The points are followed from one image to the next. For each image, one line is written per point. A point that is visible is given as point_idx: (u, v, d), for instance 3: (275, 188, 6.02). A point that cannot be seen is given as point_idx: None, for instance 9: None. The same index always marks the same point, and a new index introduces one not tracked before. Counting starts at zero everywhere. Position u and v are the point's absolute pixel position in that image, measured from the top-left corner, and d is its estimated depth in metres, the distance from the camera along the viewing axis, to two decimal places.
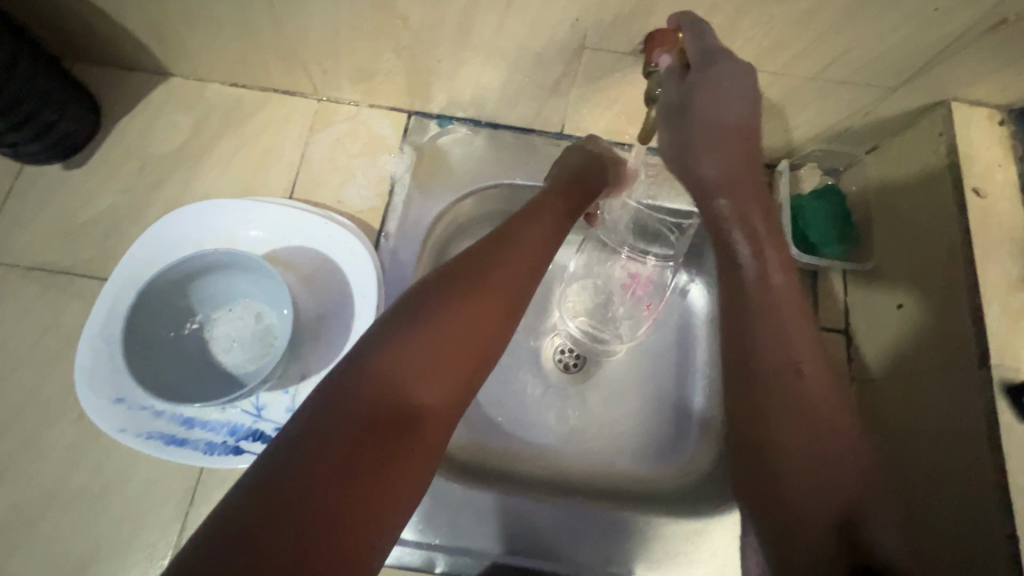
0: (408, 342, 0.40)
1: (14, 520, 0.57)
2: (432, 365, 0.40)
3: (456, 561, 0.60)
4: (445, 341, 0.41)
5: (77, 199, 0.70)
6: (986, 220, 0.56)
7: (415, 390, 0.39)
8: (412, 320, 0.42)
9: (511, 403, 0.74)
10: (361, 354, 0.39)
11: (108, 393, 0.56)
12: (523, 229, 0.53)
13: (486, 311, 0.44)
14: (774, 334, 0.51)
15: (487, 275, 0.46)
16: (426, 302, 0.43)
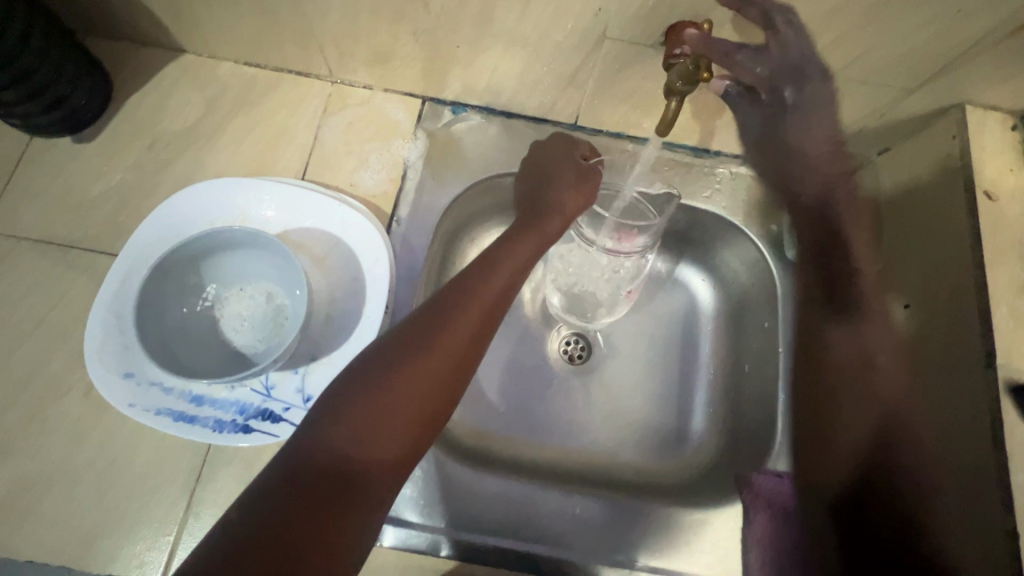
0: (360, 407, 0.44)
1: (19, 493, 0.56)
2: (377, 432, 0.44)
3: (462, 546, 0.60)
4: (388, 407, 0.45)
5: (85, 173, 0.69)
6: (997, 223, 0.56)
7: (366, 453, 0.43)
8: (359, 389, 0.45)
9: (516, 395, 0.75)
10: (311, 421, 0.43)
11: (118, 367, 0.56)
12: (482, 279, 0.55)
13: (431, 373, 0.47)
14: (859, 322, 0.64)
15: (433, 335, 0.49)
16: (374, 366, 0.46)
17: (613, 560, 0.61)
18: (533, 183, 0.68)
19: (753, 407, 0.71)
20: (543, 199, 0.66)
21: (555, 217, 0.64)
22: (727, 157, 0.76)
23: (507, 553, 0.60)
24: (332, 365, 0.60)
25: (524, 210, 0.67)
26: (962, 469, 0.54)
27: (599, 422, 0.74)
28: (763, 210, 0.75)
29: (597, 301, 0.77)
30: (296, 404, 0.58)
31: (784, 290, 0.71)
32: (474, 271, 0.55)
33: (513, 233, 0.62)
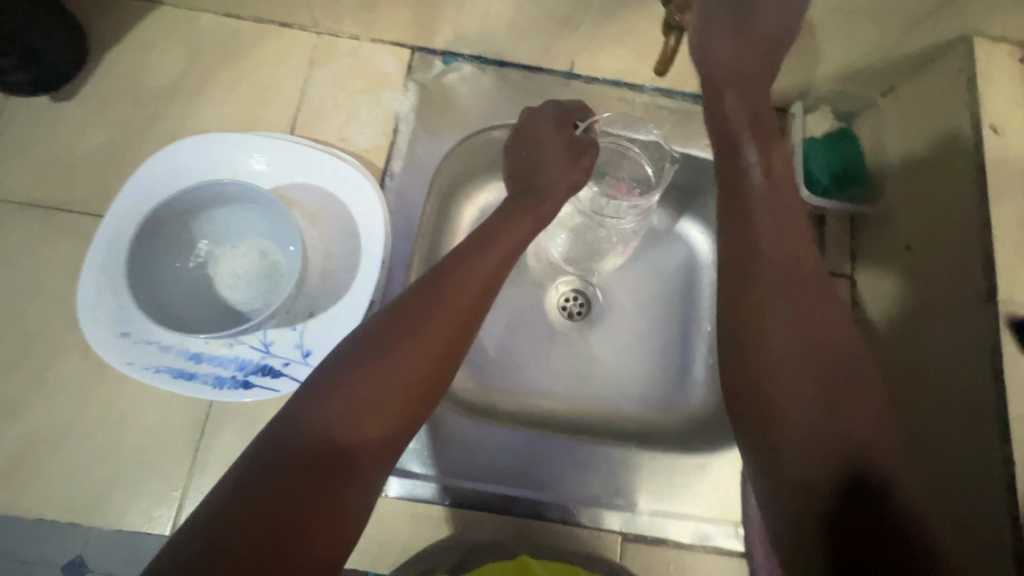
0: (352, 382, 0.44)
1: (27, 451, 0.57)
2: (372, 408, 0.43)
3: (468, 495, 0.61)
4: (383, 382, 0.44)
5: (68, 133, 0.67)
6: (1003, 156, 0.55)
7: (359, 427, 0.42)
8: (352, 364, 0.45)
9: (516, 350, 0.75)
10: (304, 395, 0.43)
11: (113, 326, 0.56)
12: (474, 255, 0.53)
13: (427, 349, 0.47)
14: (765, 240, 0.52)
15: (428, 311, 0.48)
16: (369, 343, 0.46)
17: (615, 503, 0.62)
18: (525, 156, 0.66)
19: None
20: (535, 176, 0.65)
21: (541, 203, 0.63)
22: None
23: (511, 501, 0.61)
24: (331, 321, 0.59)
25: (519, 188, 0.65)
26: (963, 405, 0.53)
27: (598, 377, 0.74)
28: None
29: (598, 259, 0.77)
30: (296, 359, 0.58)
31: None
32: (468, 247, 0.54)
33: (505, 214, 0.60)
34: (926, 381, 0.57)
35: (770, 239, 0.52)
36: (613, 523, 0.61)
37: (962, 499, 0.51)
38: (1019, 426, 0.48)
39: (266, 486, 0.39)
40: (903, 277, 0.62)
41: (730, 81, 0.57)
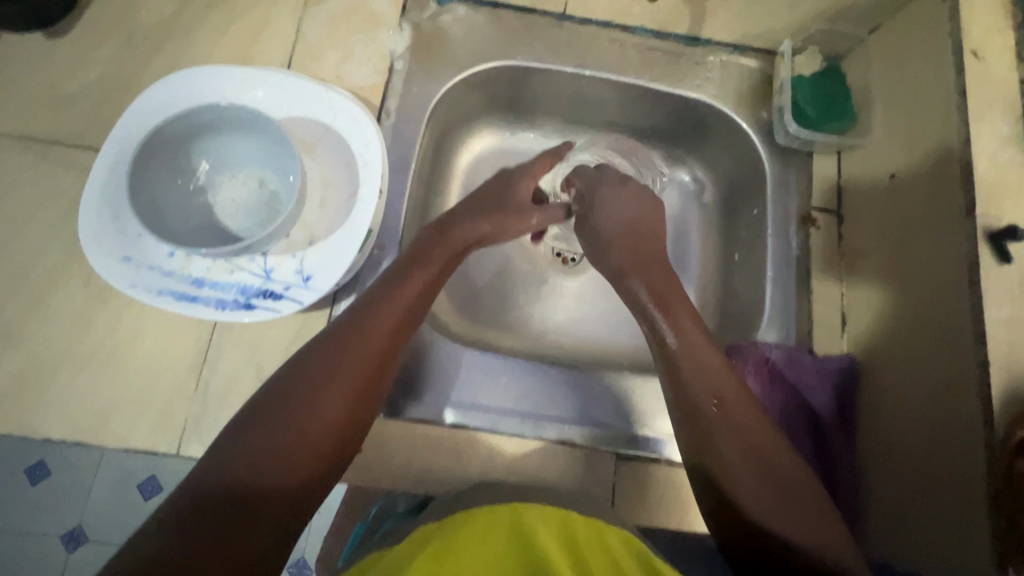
0: (266, 427, 0.41)
1: (30, 375, 0.58)
2: (292, 455, 0.41)
3: (467, 416, 0.62)
4: (302, 426, 0.42)
5: (62, 69, 0.67)
6: (983, 79, 0.56)
7: (276, 473, 0.40)
8: (270, 409, 0.43)
9: (511, 290, 0.77)
10: (220, 445, 0.41)
11: (115, 251, 0.56)
12: (398, 289, 0.52)
13: (347, 387, 0.44)
14: (697, 375, 0.51)
15: (347, 347, 0.46)
16: (281, 389, 0.43)
17: (609, 426, 0.64)
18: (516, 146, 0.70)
19: (742, 292, 0.74)
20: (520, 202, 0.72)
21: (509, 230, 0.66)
22: (717, 46, 0.76)
23: (511, 425, 0.63)
24: (330, 248, 0.60)
25: (466, 204, 0.63)
26: (940, 318, 0.54)
27: (590, 316, 0.77)
28: (753, 97, 0.75)
29: None
30: (297, 285, 0.59)
31: (773, 174, 0.73)
32: (387, 282, 0.53)
33: (423, 241, 0.58)
34: (907, 300, 0.59)
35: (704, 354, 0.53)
36: (606, 445, 0.63)
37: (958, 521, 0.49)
38: (993, 329, 0.49)
39: (193, 536, 0.36)
40: (886, 205, 0.64)
41: (623, 230, 0.64)
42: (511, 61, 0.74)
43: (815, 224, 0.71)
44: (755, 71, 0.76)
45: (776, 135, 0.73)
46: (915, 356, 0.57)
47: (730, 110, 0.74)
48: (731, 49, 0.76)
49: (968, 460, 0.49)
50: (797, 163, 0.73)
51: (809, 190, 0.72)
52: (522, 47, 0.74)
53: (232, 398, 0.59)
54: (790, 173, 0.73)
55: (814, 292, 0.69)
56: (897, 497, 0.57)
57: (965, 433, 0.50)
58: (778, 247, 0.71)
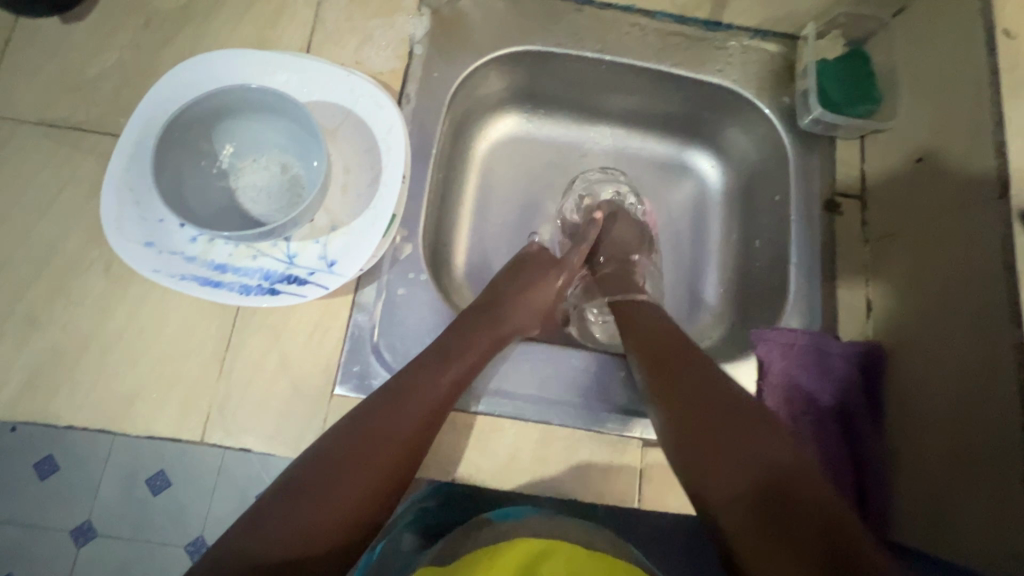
0: (292, 517, 0.43)
1: (53, 361, 0.57)
2: (305, 536, 0.43)
3: (495, 403, 0.62)
4: (320, 508, 0.44)
5: (79, 53, 0.66)
6: (1016, 59, 0.55)
7: (299, 564, 0.42)
8: (298, 496, 0.44)
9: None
10: (247, 530, 0.43)
11: (137, 236, 0.56)
12: (422, 379, 0.53)
13: (366, 479, 0.46)
14: (691, 390, 0.53)
15: (373, 438, 0.48)
16: (308, 475, 0.46)
17: (635, 412, 0.63)
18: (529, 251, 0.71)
19: (764, 279, 0.74)
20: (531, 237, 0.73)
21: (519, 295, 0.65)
22: (738, 31, 0.75)
23: (539, 413, 0.62)
24: (353, 233, 0.60)
25: (474, 305, 0.63)
26: (973, 301, 0.54)
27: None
28: (775, 82, 0.74)
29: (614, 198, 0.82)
30: (321, 270, 0.58)
31: (796, 159, 0.72)
32: (418, 367, 0.54)
33: (456, 323, 0.60)
34: (936, 284, 0.59)
35: (699, 380, 0.54)
36: (634, 429, 0.62)
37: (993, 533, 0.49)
38: None
39: None
40: (914, 189, 0.64)
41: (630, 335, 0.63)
42: (531, 46, 0.73)
43: (839, 210, 0.70)
44: (779, 55, 0.75)
45: (799, 120, 0.72)
46: (948, 341, 0.56)
47: (752, 96, 0.74)
48: (752, 34, 0.75)
49: (998, 456, 0.49)
50: (821, 148, 0.72)
51: (832, 175, 0.71)
52: (542, 32, 0.73)
53: (256, 385, 0.58)
54: (813, 158, 0.72)
55: (839, 278, 0.68)
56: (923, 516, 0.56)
57: (990, 430, 0.50)
58: (803, 233, 0.70)
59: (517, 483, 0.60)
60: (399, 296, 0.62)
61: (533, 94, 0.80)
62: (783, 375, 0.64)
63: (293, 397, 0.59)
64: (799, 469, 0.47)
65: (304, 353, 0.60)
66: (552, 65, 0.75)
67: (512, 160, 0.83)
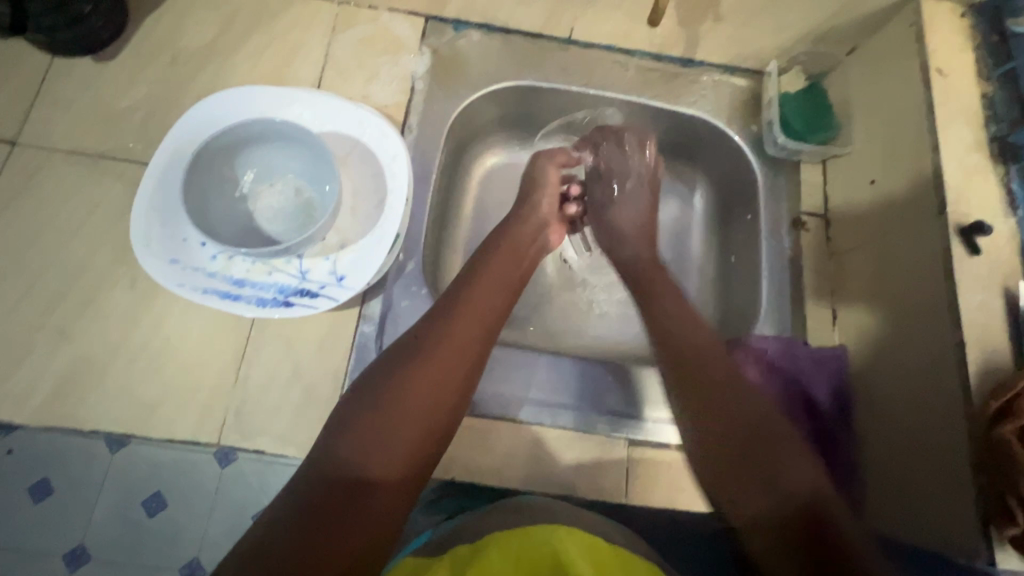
0: (379, 407, 0.44)
1: (80, 370, 0.61)
2: (383, 441, 0.42)
3: (493, 408, 0.66)
4: (395, 416, 0.44)
5: (109, 88, 0.72)
6: (949, 94, 0.63)
7: (392, 453, 0.42)
8: (380, 390, 0.45)
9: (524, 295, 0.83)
10: (336, 428, 0.43)
11: (164, 254, 0.61)
12: (477, 287, 0.55)
13: (431, 382, 0.46)
14: (668, 325, 0.59)
15: (434, 346, 0.48)
16: (375, 386, 0.45)
17: (623, 415, 0.68)
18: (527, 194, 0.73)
19: (740, 290, 0.80)
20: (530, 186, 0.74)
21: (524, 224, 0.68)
22: (710, 67, 0.83)
23: (533, 417, 0.66)
24: (361, 250, 0.65)
25: (500, 231, 0.66)
26: (920, 306, 0.60)
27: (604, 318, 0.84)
28: (744, 112, 0.82)
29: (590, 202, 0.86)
30: (331, 284, 0.63)
31: (764, 181, 0.79)
32: (464, 286, 0.55)
33: (485, 249, 0.62)
34: (889, 293, 0.65)
35: (685, 318, 0.59)
36: (620, 431, 0.67)
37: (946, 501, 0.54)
38: (966, 313, 0.55)
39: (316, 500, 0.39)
40: (869, 207, 0.70)
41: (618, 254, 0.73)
42: (523, 81, 0.80)
43: (805, 227, 0.77)
44: (748, 89, 0.83)
45: (766, 146, 0.79)
46: (900, 340, 0.62)
47: (724, 124, 0.81)
48: (722, 70, 0.83)
49: (948, 440, 0.54)
50: (787, 171, 0.79)
51: (798, 195, 0.78)
52: (533, 68, 0.81)
53: (270, 390, 0.63)
54: (780, 180, 0.79)
55: (808, 288, 0.74)
56: (888, 503, 0.61)
57: (940, 418, 0.56)
58: (773, 247, 0.76)
59: (513, 480, 0.64)
60: (402, 308, 0.67)
61: (524, 123, 0.87)
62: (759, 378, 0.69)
63: (304, 401, 0.63)
64: (745, 407, 0.49)
65: (314, 360, 0.64)
66: (542, 98, 0.82)
67: (503, 183, 0.88)
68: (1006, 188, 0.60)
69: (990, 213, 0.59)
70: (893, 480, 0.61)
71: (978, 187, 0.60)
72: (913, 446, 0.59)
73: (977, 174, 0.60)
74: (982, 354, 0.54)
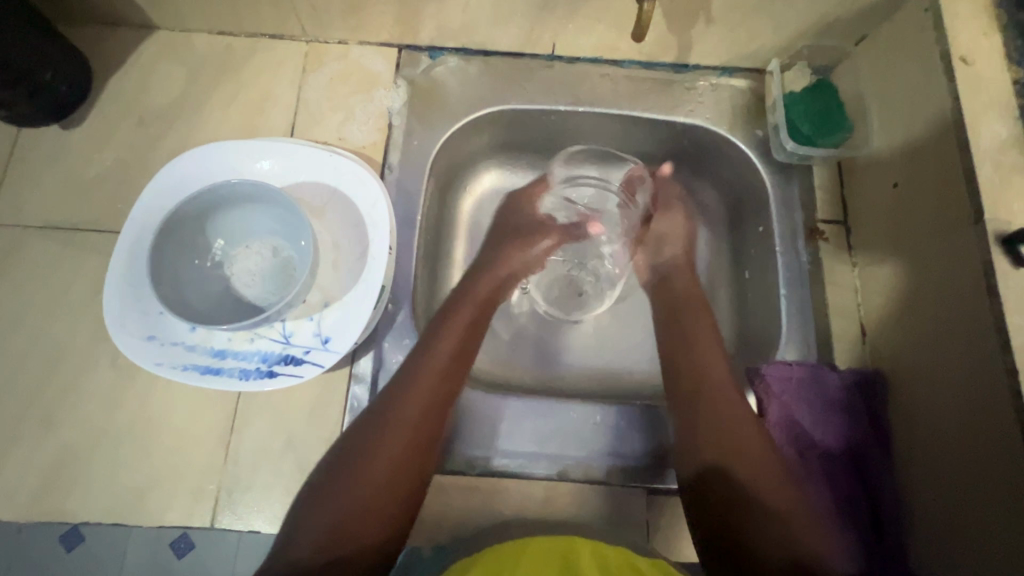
0: (342, 486, 0.48)
1: (67, 459, 0.59)
2: (343, 526, 0.47)
3: (500, 464, 0.63)
4: (358, 494, 0.48)
5: (79, 156, 0.70)
6: (975, 84, 0.56)
7: (353, 529, 0.47)
8: (342, 467, 0.49)
9: (529, 330, 0.78)
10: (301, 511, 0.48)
11: (141, 330, 0.58)
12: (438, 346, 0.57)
13: (386, 471, 0.49)
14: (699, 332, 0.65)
15: (386, 430, 0.51)
16: (329, 478, 0.49)
17: (641, 459, 0.63)
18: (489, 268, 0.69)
19: (756, 309, 0.74)
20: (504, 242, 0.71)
21: (484, 279, 0.66)
22: (706, 71, 0.77)
23: (547, 467, 0.63)
24: (345, 307, 0.61)
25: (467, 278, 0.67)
26: (962, 326, 0.54)
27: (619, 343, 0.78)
28: (747, 116, 0.76)
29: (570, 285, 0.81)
30: (316, 347, 0.60)
31: (774, 189, 0.73)
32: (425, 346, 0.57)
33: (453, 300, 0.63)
34: (924, 307, 0.59)
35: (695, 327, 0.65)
36: (635, 479, 0.62)
37: (998, 537, 0.49)
38: (1017, 336, 0.48)
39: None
40: (893, 212, 0.64)
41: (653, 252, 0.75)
42: (506, 105, 0.75)
43: (824, 236, 0.71)
44: (750, 90, 0.77)
45: (775, 153, 0.74)
46: (941, 360, 0.56)
47: (726, 131, 0.75)
48: (719, 72, 0.77)
49: (1003, 478, 0.48)
50: (798, 177, 0.74)
51: (812, 202, 0.72)
52: (515, 91, 0.76)
53: (263, 464, 0.60)
54: (792, 186, 0.73)
55: (831, 305, 0.68)
56: (939, 537, 0.55)
57: (991, 451, 0.50)
58: (789, 263, 0.71)
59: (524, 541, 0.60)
60: (395, 363, 0.63)
61: (513, 147, 0.82)
62: (784, 411, 0.64)
63: (299, 474, 0.60)
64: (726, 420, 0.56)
65: (307, 429, 0.61)
66: (529, 120, 0.77)
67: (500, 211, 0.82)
68: None
69: None
70: (942, 515, 0.55)
71: (1018, 186, 0.53)
72: (964, 491, 0.52)
73: (1015, 172, 0.54)
74: None
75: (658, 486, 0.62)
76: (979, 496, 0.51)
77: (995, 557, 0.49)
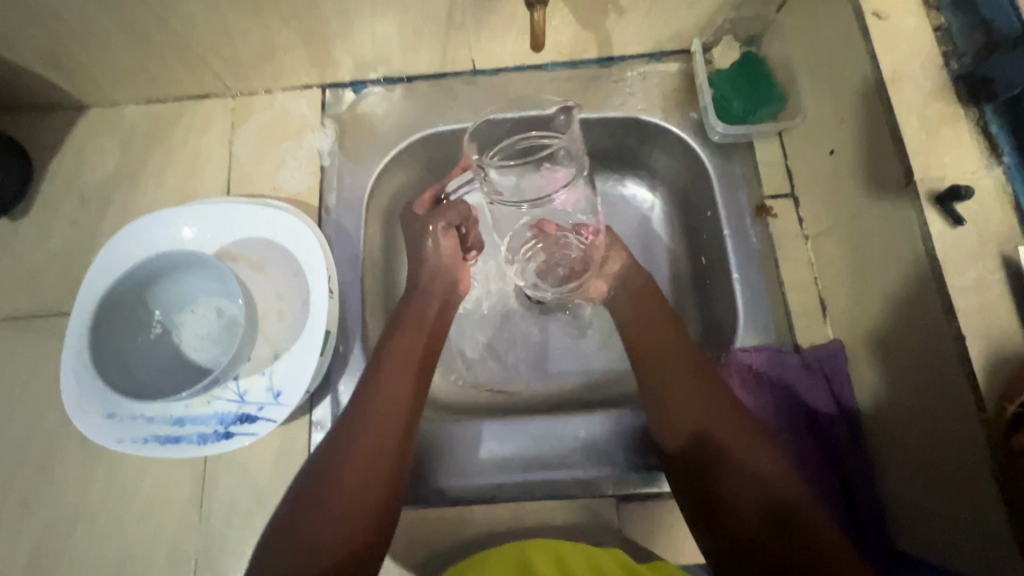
0: (344, 435, 0.53)
1: (50, 540, 0.61)
2: (348, 470, 0.51)
3: (469, 493, 0.63)
4: (360, 437, 0.52)
5: (29, 244, 0.72)
6: (893, 39, 0.54)
7: (355, 469, 0.51)
8: (346, 420, 0.54)
9: (505, 352, 0.75)
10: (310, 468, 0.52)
11: (99, 409, 0.59)
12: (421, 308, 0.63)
13: (355, 479, 0.50)
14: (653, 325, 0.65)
15: (349, 441, 0.52)
16: (303, 496, 0.50)
17: (610, 468, 0.63)
18: (430, 273, 0.67)
19: (713, 294, 0.72)
20: (419, 251, 0.68)
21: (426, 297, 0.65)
22: (632, 60, 0.75)
23: (520, 484, 0.63)
24: (294, 358, 0.62)
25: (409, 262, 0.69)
26: (909, 293, 0.52)
27: (562, 356, 0.75)
28: (680, 101, 0.74)
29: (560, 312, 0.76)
30: (270, 401, 0.61)
31: (716, 171, 0.71)
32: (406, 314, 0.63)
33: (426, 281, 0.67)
34: (875, 276, 0.57)
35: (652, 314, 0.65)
36: (605, 488, 0.62)
37: (969, 490, 0.47)
38: (961, 299, 0.46)
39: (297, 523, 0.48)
40: (835, 181, 0.62)
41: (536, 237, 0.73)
42: (433, 128, 0.74)
43: (772, 213, 0.69)
44: (680, 74, 0.75)
45: (709, 136, 0.72)
46: (899, 332, 0.54)
47: (660, 120, 0.73)
48: (646, 59, 0.75)
49: (966, 438, 0.46)
50: (739, 155, 0.72)
51: (756, 179, 0.71)
52: (442, 112, 0.75)
53: (235, 521, 0.61)
54: (734, 165, 0.71)
55: (787, 282, 0.67)
56: (922, 508, 0.53)
57: (949, 411, 0.48)
58: (739, 245, 0.69)
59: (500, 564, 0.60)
60: None
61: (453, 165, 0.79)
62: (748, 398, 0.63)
63: None
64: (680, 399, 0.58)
65: (274, 482, 0.62)
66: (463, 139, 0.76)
67: None
68: (983, 132, 0.51)
69: (968, 168, 0.50)
70: (920, 479, 0.53)
71: (947, 140, 0.51)
72: (934, 454, 0.50)
73: (944, 126, 0.51)
74: (983, 342, 0.45)
75: (629, 492, 0.62)
76: (946, 451, 0.49)
77: (974, 512, 0.47)
